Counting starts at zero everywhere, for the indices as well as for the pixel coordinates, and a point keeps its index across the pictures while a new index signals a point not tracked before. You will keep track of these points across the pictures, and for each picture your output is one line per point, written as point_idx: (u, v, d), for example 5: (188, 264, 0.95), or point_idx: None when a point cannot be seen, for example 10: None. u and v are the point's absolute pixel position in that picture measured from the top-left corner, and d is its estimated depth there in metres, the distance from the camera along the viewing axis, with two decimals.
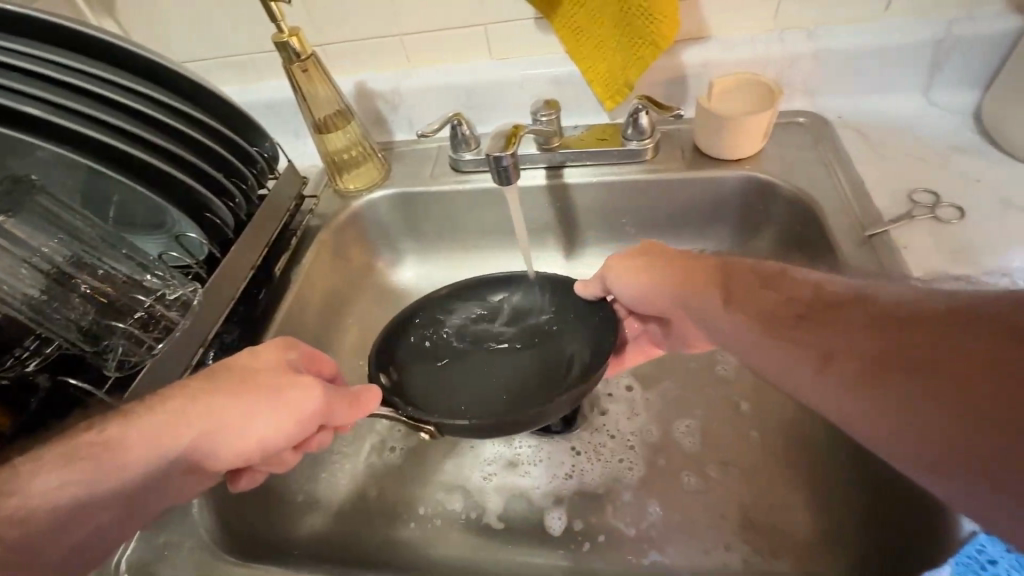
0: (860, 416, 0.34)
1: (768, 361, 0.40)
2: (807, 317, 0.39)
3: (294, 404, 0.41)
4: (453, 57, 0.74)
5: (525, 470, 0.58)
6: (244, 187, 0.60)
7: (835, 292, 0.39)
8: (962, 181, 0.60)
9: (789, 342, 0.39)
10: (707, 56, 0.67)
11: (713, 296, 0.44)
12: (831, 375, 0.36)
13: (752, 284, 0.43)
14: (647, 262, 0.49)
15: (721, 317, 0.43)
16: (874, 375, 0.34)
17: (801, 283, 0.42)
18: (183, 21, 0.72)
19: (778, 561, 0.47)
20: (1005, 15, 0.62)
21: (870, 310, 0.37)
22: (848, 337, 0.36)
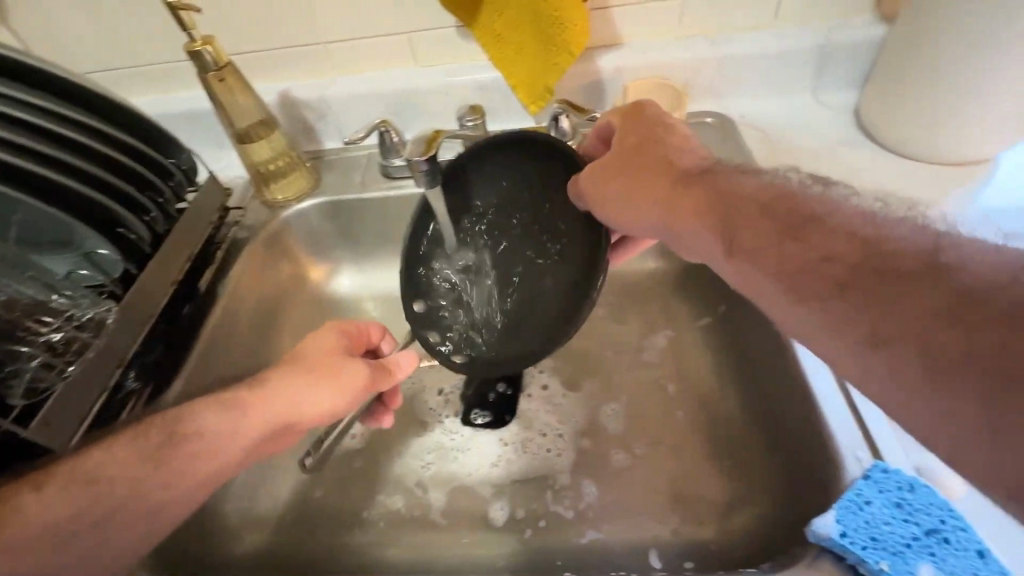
0: (915, 412, 0.27)
1: (796, 329, 0.33)
2: (854, 281, 0.31)
3: (351, 379, 0.51)
4: (377, 64, 0.75)
5: (455, 457, 0.60)
6: (160, 201, 0.58)
7: (892, 253, 0.31)
8: (845, 171, 0.66)
9: (825, 310, 0.31)
10: (620, 62, 0.71)
11: (717, 250, 0.39)
12: (882, 355, 0.28)
13: (766, 231, 0.36)
14: (625, 176, 0.46)
15: (729, 271, 0.38)
16: (939, 365, 0.26)
17: (841, 235, 0.33)
18: (88, 32, 0.70)
19: (702, 528, 0.51)
20: (872, 23, 0.69)
21: (953, 284, 0.27)
22: (908, 306, 0.28)
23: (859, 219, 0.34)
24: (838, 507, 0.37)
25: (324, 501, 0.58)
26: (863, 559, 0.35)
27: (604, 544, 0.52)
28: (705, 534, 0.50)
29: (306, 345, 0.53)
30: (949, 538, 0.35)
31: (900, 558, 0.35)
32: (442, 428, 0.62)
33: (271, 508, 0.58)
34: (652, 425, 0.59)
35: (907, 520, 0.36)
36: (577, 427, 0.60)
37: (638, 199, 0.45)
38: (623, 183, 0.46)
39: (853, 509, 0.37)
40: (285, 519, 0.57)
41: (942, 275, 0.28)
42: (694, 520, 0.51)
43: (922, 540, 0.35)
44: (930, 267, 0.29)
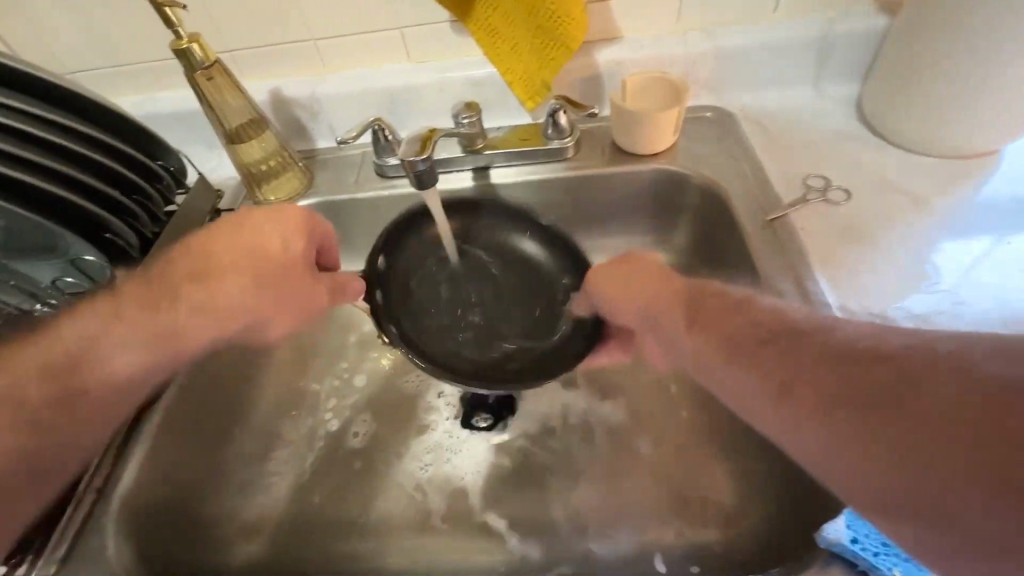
0: (815, 451, 0.33)
1: (731, 387, 0.40)
2: (770, 344, 0.38)
3: (303, 307, 0.51)
4: (370, 60, 0.73)
5: (447, 458, 0.59)
6: (148, 205, 0.57)
7: (797, 321, 0.39)
8: (848, 165, 0.65)
9: (743, 369, 0.38)
10: (618, 56, 0.70)
11: (678, 317, 0.45)
12: (785, 405, 0.35)
13: (723, 309, 0.43)
14: (633, 273, 0.49)
15: (683, 339, 0.44)
16: (825, 407, 0.32)
17: (765, 313, 0.41)
18: (71, 31, 0.68)
19: (707, 531, 0.50)
20: (875, 14, 0.68)
21: (826, 339, 0.35)
22: (805, 355, 0.36)
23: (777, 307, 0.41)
24: (848, 511, 0.36)
25: (322, 508, 0.57)
26: (876, 566, 0.34)
27: (610, 547, 0.51)
28: (712, 537, 0.49)
29: (264, 241, 0.49)
30: None
31: (913, 564, 0.35)
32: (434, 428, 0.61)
33: (269, 515, 0.57)
34: (656, 425, 0.58)
35: None
36: (580, 429, 0.59)
37: (632, 287, 0.48)
38: (619, 280, 0.49)
39: None
40: (284, 527, 0.56)
41: (828, 335, 0.36)
42: (700, 524, 0.50)
43: None
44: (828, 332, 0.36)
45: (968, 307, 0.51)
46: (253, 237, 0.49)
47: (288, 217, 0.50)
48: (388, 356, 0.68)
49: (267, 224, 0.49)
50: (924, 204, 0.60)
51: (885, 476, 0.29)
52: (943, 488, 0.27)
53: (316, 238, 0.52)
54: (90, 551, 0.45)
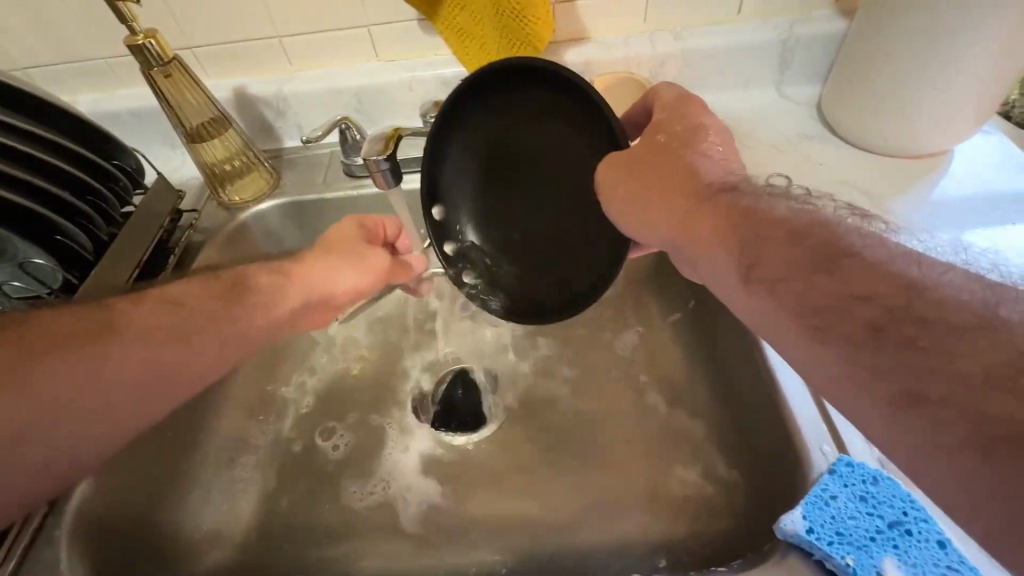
0: (935, 484, 0.24)
1: (818, 373, 0.30)
2: (893, 331, 0.27)
3: (375, 265, 0.56)
4: (338, 59, 0.72)
5: (414, 452, 0.59)
6: (103, 206, 0.55)
7: (936, 299, 0.27)
8: (809, 165, 0.67)
9: (852, 352, 0.28)
10: (587, 57, 0.70)
11: (733, 273, 0.35)
12: (910, 419, 0.25)
13: (798, 259, 0.33)
14: (657, 191, 0.41)
15: (742, 297, 0.35)
16: (974, 442, 0.23)
17: (876, 274, 0.29)
18: (21, 24, 0.65)
19: (676, 526, 0.50)
20: (834, 18, 0.70)
21: (997, 349, 0.24)
22: (947, 361, 0.25)
23: (900, 258, 0.30)
24: (805, 502, 0.37)
25: (290, 514, 0.56)
26: (830, 555, 0.35)
27: (581, 545, 0.51)
28: (681, 533, 0.50)
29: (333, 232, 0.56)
30: (910, 530, 0.36)
31: (865, 552, 0.35)
32: (405, 424, 0.62)
33: (235, 523, 0.55)
34: (626, 423, 0.59)
35: (871, 514, 0.37)
36: (552, 428, 0.59)
37: (651, 195, 0.41)
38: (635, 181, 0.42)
39: (819, 504, 0.37)
40: (250, 535, 0.55)
41: (995, 332, 0.25)
42: (670, 520, 0.51)
43: (885, 533, 0.36)
44: (987, 323, 0.25)
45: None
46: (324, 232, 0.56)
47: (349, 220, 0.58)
48: (360, 358, 0.68)
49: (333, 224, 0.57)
50: (880, 202, 0.62)
51: None
52: None
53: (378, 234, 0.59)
54: (42, 566, 0.43)
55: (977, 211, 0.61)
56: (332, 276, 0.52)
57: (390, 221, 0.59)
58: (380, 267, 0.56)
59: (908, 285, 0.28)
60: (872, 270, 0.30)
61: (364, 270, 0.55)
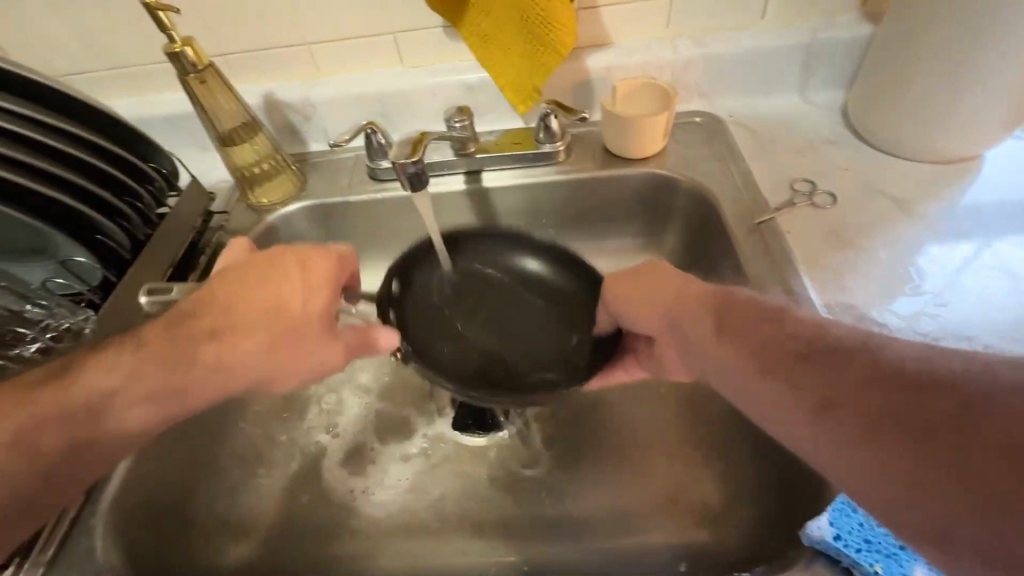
0: (850, 473, 0.32)
1: (767, 401, 0.38)
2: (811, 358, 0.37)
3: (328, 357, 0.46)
4: (364, 65, 0.74)
5: (435, 452, 0.60)
6: (140, 207, 0.57)
7: (840, 335, 0.37)
8: (834, 170, 0.66)
9: (785, 382, 0.37)
10: (608, 62, 0.71)
11: (707, 328, 0.42)
12: (827, 427, 0.33)
13: (753, 319, 0.41)
14: (648, 285, 0.46)
15: (711, 351, 0.42)
16: (866, 431, 0.32)
17: (809, 326, 0.39)
18: (63, 33, 0.68)
19: (696, 532, 0.50)
20: (859, 22, 0.69)
21: (874, 361, 0.34)
22: (847, 376, 0.34)
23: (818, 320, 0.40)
24: (831, 509, 0.37)
25: (313, 511, 0.57)
26: (858, 562, 0.34)
27: (601, 549, 0.51)
28: (702, 539, 0.50)
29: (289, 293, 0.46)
30: None
31: (894, 560, 0.35)
32: (427, 423, 0.62)
33: (259, 518, 0.57)
34: (646, 428, 0.59)
35: None
36: (571, 432, 0.60)
37: (651, 293, 0.45)
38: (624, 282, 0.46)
39: (847, 511, 0.36)
40: (276, 531, 0.56)
41: (880, 351, 0.34)
42: (690, 525, 0.51)
43: (915, 542, 0.36)
44: (872, 346, 0.35)
45: (952, 308, 0.52)
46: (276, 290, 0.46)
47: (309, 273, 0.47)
48: (382, 359, 0.68)
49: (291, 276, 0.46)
50: (909, 208, 0.61)
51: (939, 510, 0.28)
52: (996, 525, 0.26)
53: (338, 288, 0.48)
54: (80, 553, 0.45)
55: (1012, 218, 0.59)
56: (247, 368, 0.46)
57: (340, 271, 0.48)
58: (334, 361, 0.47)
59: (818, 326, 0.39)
60: (805, 326, 0.39)
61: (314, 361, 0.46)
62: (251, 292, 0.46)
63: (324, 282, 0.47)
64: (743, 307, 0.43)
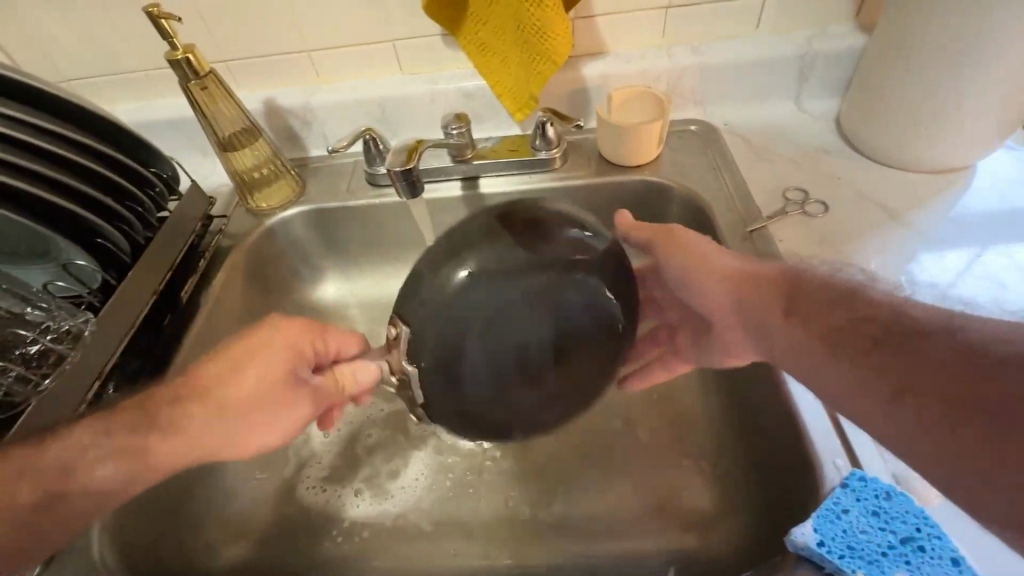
0: (933, 462, 0.28)
1: (838, 387, 0.34)
2: (887, 338, 0.32)
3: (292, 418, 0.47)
4: (363, 72, 0.75)
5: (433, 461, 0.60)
6: (140, 211, 0.57)
7: (921, 312, 0.33)
8: (826, 179, 0.67)
9: (857, 362, 0.33)
10: (605, 70, 0.71)
11: (774, 314, 0.40)
12: (905, 411, 0.30)
13: (826, 300, 0.38)
14: (686, 245, 0.47)
15: (782, 334, 0.39)
16: (952, 413, 0.27)
17: (884, 305, 0.35)
18: (68, 39, 0.69)
19: (684, 537, 0.51)
20: (852, 33, 0.70)
21: (962, 338, 0.29)
22: (930, 354, 0.30)
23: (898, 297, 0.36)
24: (816, 516, 0.37)
25: (306, 513, 0.58)
26: (841, 568, 0.35)
27: (591, 553, 0.52)
28: (691, 544, 0.50)
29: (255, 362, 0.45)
30: (923, 547, 0.36)
31: (877, 567, 0.35)
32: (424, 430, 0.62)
33: (253, 520, 0.57)
34: (637, 433, 0.59)
35: (882, 528, 0.36)
36: (563, 436, 0.60)
37: (697, 254, 0.46)
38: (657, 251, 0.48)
39: (831, 517, 0.37)
40: (271, 531, 0.57)
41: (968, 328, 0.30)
42: (679, 530, 0.52)
43: (898, 548, 0.35)
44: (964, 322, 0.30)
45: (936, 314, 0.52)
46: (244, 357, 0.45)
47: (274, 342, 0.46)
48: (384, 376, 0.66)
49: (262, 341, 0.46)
50: (900, 216, 0.62)
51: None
52: None
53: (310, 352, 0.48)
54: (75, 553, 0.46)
55: (1002, 227, 0.60)
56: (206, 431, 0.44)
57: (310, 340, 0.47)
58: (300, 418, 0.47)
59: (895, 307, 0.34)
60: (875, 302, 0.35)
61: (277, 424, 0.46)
62: (224, 390, 0.44)
63: (282, 354, 0.45)
64: (814, 288, 0.39)
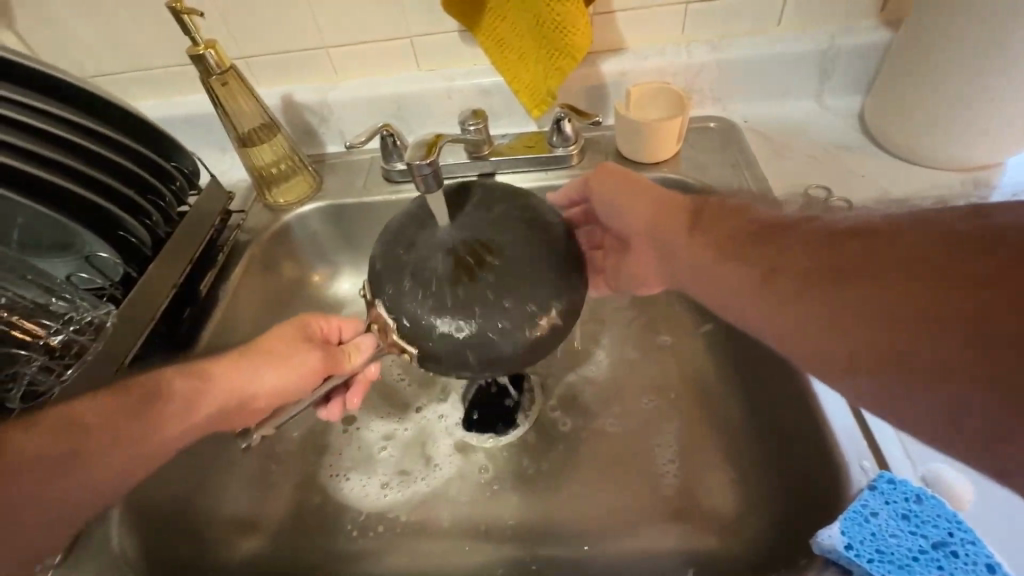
0: (794, 327, 0.38)
1: (728, 281, 0.43)
2: (761, 237, 0.42)
3: (303, 366, 0.50)
4: (380, 68, 0.75)
5: (461, 457, 0.60)
6: (162, 205, 0.58)
7: (788, 217, 0.43)
8: (848, 176, 0.66)
9: (741, 261, 0.42)
10: (623, 67, 0.71)
11: (678, 225, 0.48)
12: (776, 289, 0.39)
13: (718, 213, 0.47)
14: (622, 181, 0.51)
15: (682, 246, 0.47)
16: (807, 286, 0.37)
17: (761, 213, 0.45)
18: (91, 35, 0.70)
19: (701, 540, 0.50)
20: (877, 28, 0.69)
21: (816, 228, 0.40)
22: (795, 244, 0.40)
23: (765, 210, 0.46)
24: (843, 517, 0.36)
25: (322, 508, 0.58)
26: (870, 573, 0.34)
27: (607, 553, 0.51)
28: (709, 547, 0.49)
29: (272, 336, 0.51)
30: (955, 551, 0.34)
31: (907, 571, 0.34)
32: (449, 427, 0.62)
33: (268, 515, 0.58)
34: (655, 432, 0.58)
35: (914, 532, 0.35)
36: (579, 435, 0.60)
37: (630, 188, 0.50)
38: (617, 201, 0.51)
39: (859, 520, 0.36)
40: (285, 525, 0.57)
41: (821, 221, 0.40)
42: (697, 534, 0.51)
43: (929, 552, 0.34)
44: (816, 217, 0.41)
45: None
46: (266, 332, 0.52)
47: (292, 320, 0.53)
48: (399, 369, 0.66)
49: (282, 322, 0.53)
50: None
51: (861, 336, 0.33)
52: (907, 338, 0.31)
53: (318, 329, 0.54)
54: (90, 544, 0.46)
55: None
56: (221, 384, 0.47)
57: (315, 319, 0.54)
58: (311, 367, 0.50)
59: (764, 217, 0.44)
60: (749, 215, 0.45)
61: (287, 374, 0.49)
62: (247, 353, 0.49)
63: (296, 325, 0.53)
64: (711, 206, 0.48)
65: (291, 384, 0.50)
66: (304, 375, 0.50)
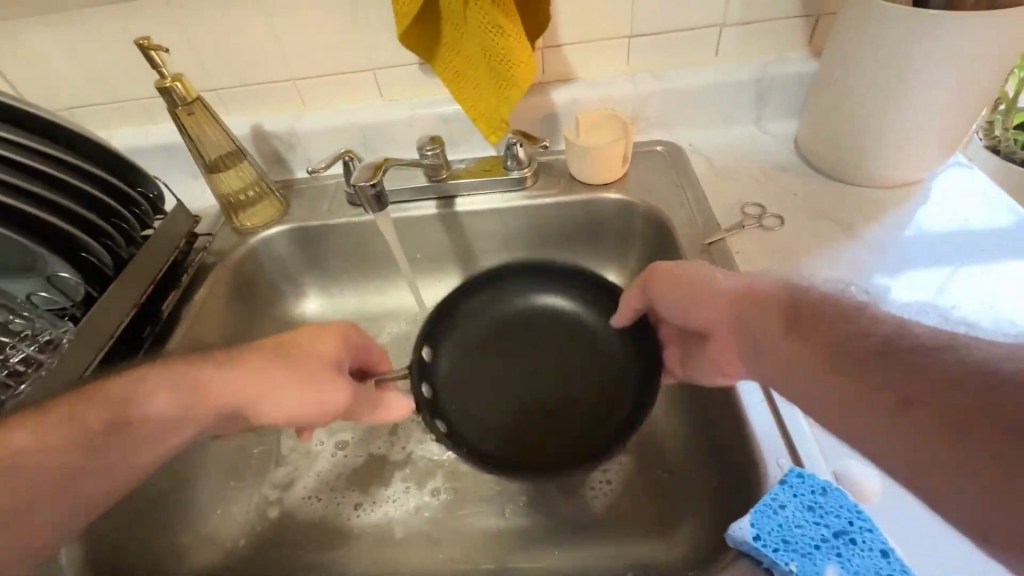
0: (843, 420, 0.33)
1: (781, 360, 0.38)
2: (826, 326, 0.36)
3: (326, 396, 0.47)
4: (345, 99, 0.79)
5: (429, 474, 0.62)
6: (126, 228, 0.60)
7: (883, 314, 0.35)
8: (784, 195, 0.70)
9: (800, 341, 0.37)
10: (573, 95, 0.75)
11: (769, 324, 0.40)
12: (835, 378, 0.34)
13: (816, 306, 0.38)
14: (676, 278, 0.48)
15: (766, 341, 0.40)
16: (867, 386, 0.32)
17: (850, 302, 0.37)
18: (69, 70, 0.74)
19: (645, 545, 0.52)
20: (805, 59, 0.74)
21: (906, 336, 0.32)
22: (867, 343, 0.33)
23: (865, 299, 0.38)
24: (754, 510, 0.38)
25: (280, 523, 0.59)
26: (775, 562, 0.36)
27: (554, 559, 0.53)
28: (653, 552, 0.51)
29: (300, 343, 0.48)
30: (855, 539, 0.36)
31: (809, 559, 0.36)
32: (417, 442, 0.64)
33: (225, 530, 0.59)
34: None
35: (817, 522, 0.37)
36: None
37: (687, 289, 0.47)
38: (678, 295, 0.47)
39: (768, 512, 0.38)
40: (243, 541, 0.58)
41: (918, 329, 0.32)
42: (640, 538, 0.52)
43: (831, 541, 0.36)
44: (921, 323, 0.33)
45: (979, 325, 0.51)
46: (295, 335, 0.49)
47: (333, 328, 0.51)
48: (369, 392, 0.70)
49: (315, 325, 0.50)
50: (852, 230, 0.64)
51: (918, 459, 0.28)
52: (970, 484, 0.26)
53: (353, 347, 0.52)
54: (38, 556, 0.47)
55: (961, 246, 0.61)
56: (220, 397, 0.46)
57: (354, 331, 0.52)
58: (335, 401, 0.48)
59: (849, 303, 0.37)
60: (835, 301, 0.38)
61: (303, 400, 0.46)
62: (267, 364, 0.46)
63: (337, 340, 0.50)
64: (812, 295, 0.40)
65: (305, 411, 0.47)
66: (322, 407, 0.47)
